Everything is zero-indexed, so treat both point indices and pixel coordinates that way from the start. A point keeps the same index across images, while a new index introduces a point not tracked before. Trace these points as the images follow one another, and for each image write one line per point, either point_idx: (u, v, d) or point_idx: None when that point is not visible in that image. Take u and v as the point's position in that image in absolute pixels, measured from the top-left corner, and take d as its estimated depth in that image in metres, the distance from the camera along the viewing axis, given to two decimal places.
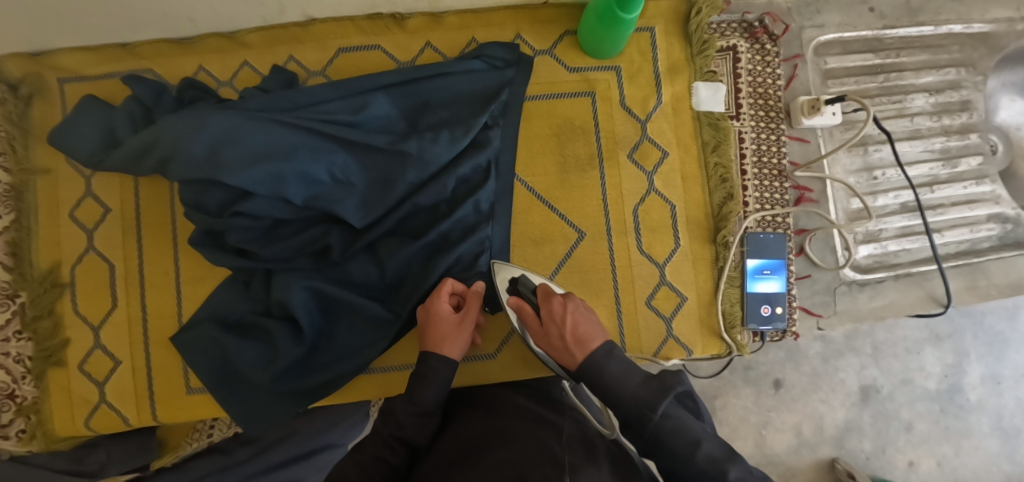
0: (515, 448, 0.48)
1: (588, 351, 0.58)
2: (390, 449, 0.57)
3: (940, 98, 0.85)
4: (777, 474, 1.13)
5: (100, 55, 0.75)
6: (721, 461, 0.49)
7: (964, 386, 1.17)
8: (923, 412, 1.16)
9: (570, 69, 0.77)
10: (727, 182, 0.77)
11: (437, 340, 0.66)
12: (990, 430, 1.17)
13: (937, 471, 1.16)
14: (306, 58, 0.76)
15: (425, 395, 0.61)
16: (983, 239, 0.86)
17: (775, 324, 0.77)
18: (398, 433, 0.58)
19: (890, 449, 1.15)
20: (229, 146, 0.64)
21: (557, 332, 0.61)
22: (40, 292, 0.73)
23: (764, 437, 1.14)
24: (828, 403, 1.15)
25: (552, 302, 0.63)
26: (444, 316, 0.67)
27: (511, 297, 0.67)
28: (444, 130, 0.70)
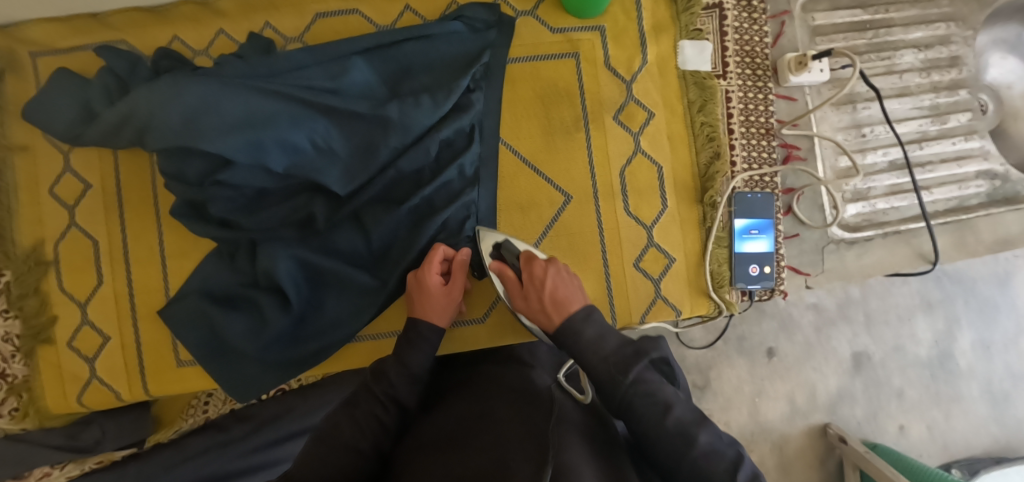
0: (496, 428, 0.46)
1: (566, 314, 0.60)
2: (382, 405, 0.57)
3: (929, 54, 0.84)
4: (770, 443, 1.14)
5: (71, 26, 0.73)
6: (690, 426, 0.48)
7: (954, 351, 1.19)
8: (914, 378, 1.18)
9: (553, 30, 0.76)
10: (714, 141, 0.77)
11: (423, 309, 0.67)
12: (980, 394, 1.19)
13: (927, 435, 1.18)
14: (283, 24, 0.74)
15: (413, 358, 0.62)
16: (972, 196, 0.85)
17: (763, 283, 0.77)
18: (391, 392, 0.58)
19: (881, 415, 1.17)
20: (206, 115, 0.63)
21: (536, 295, 0.62)
22: (25, 270, 0.73)
23: (757, 405, 1.15)
24: (819, 371, 1.16)
25: (534, 265, 0.64)
26: (431, 287, 0.67)
27: (494, 260, 0.68)
28: (425, 95, 0.69)
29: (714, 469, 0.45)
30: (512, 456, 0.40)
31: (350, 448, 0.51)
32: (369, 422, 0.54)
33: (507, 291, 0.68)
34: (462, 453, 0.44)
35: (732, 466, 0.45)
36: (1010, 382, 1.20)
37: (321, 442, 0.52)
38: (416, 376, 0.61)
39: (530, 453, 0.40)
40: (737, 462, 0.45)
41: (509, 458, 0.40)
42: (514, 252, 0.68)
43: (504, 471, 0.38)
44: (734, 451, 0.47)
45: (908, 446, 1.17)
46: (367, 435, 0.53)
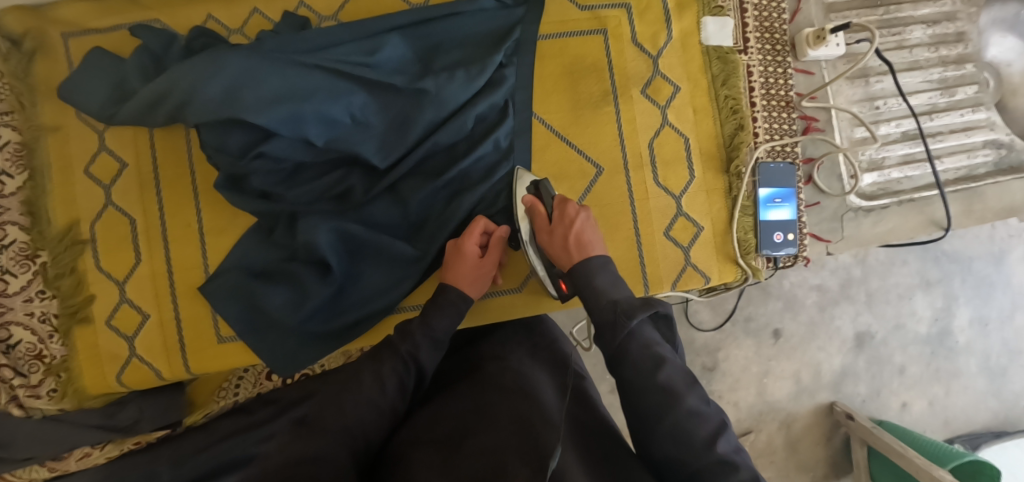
0: (499, 433, 0.47)
1: (587, 254, 0.62)
2: (403, 363, 0.57)
3: (937, 29, 0.88)
4: (777, 422, 1.18)
5: (104, 6, 0.73)
6: (680, 387, 0.48)
7: (953, 329, 1.23)
8: (915, 355, 1.22)
9: (581, 7, 0.78)
10: (737, 113, 0.79)
11: (454, 277, 0.69)
12: (978, 370, 1.24)
13: (929, 410, 1.22)
14: (316, 3, 0.75)
15: (439, 323, 0.63)
16: (979, 165, 0.89)
17: (788, 250, 0.79)
18: (415, 352, 0.59)
19: (884, 392, 1.21)
20: (248, 87, 0.63)
21: (563, 232, 0.65)
22: (61, 250, 0.73)
23: (764, 385, 1.18)
24: (825, 350, 1.20)
25: (568, 206, 0.67)
26: (467, 256, 0.69)
27: (529, 194, 0.69)
28: (459, 70, 0.70)
29: (696, 431, 0.46)
30: (512, 460, 0.42)
31: (375, 404, 0.52)
32: (390, 380, 0.55)
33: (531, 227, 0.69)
34: (461, 455, 0.44)
35: (713, 432, 0.46)
36: (1008, 357, 1.24)
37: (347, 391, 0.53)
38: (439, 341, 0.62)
39: (531, 456, 0.42)
40: (717, 429, 0.46)
41: (510, 462, 0.41)
42: (549, 193, 0.70)
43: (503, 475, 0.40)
44: (719, 418, 0.48)
45: (911, 421, 1.21)
46: (389, 394, 0.54)
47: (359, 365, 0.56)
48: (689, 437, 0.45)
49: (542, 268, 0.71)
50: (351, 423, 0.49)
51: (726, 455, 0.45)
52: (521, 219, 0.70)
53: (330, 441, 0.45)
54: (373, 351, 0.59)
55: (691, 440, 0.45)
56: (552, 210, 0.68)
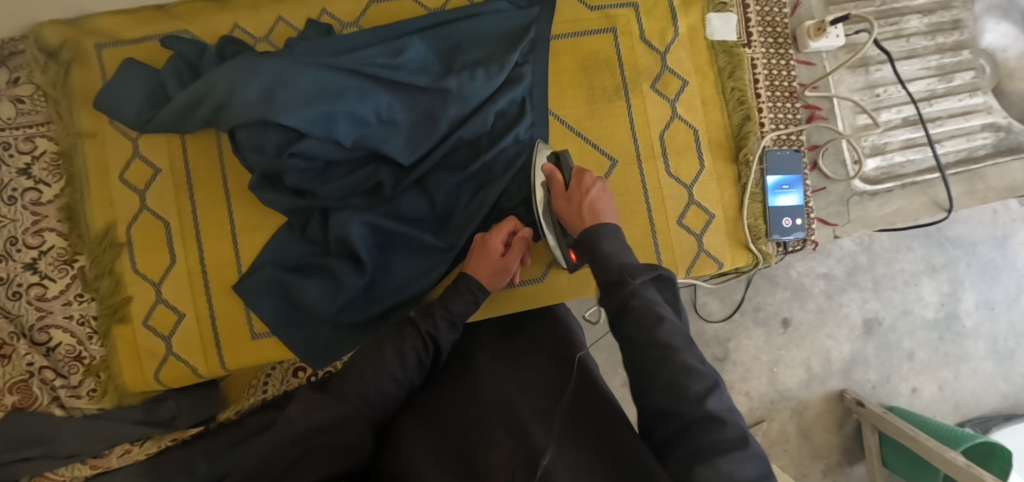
0: (489, 416, 0.51)
1: (599, 220, 0.62)
2: (422, 340, 0.61)
3: (933, 18, 0.91)
4: (788, 410, 1.20)
5: (136, 18, 0.77)
6: (678, 343, 0.49)
7: (959, 313, 1.25)
8: (923, 340, 1.24)
9: (591, 7, 0.82)
10: (744, 104, 0.83)
11: (475, 268, 0.71)
12: (985, 353, 1.26)
13: (938, 394, 1.25)
14: (339, 10, 0.78)
15: (456, 306, 0.66)
16: (979, 147, 0.92)
17: (796, 234, 0.83)
18: (433, 333, 0.62)
19: (894, 377, 1.24)
20: (282, 90, 0.66)
21: (578, 198, 0.65)
22: (99, 253, 0.76)
23: (776, 374, 1.21)
24: (834, 338, 1.22)
25: (586, 176, 0.68)
26: (490, 251, 0.71)
27: (548, 164, 0.71)
28: (479, 69, 0.74)
29: (689, 386, 0.46)
30: (495, 434, 0.47)
31: (393, 375, 0.57)
32: (409, 357, 0.59)
33: (547, 196, 0.71)
34: (452, 438, 0.50)
35: (709, 388, 0.46)
36: (1014, 340, 1.27)
37: (366, 361, 0.57)
38: (455, 320, 0.65)
39: (511, 433, 0.47)
40: (712, 387, 0.46)
41: (492, 437, 0.47)
42: (569, 164, 0.71)
43: (484, 451, 0.45)
44: (715, 379, 0.47)
45: (920, 406, 1.24)
46: (408, 370, 0.59)
47: (384, 339, 0.60)
48: (683, 391, 0.46)
49: (553, 237, 0.73)
50: (365, 394, 0.54)
51: (715, 411, 0.45)
52: (539, 186, 0.72)
53: (347, 407, 0.51)
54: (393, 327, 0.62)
55: (684, 395, 0.46)
56: (570, 180, 0.69)
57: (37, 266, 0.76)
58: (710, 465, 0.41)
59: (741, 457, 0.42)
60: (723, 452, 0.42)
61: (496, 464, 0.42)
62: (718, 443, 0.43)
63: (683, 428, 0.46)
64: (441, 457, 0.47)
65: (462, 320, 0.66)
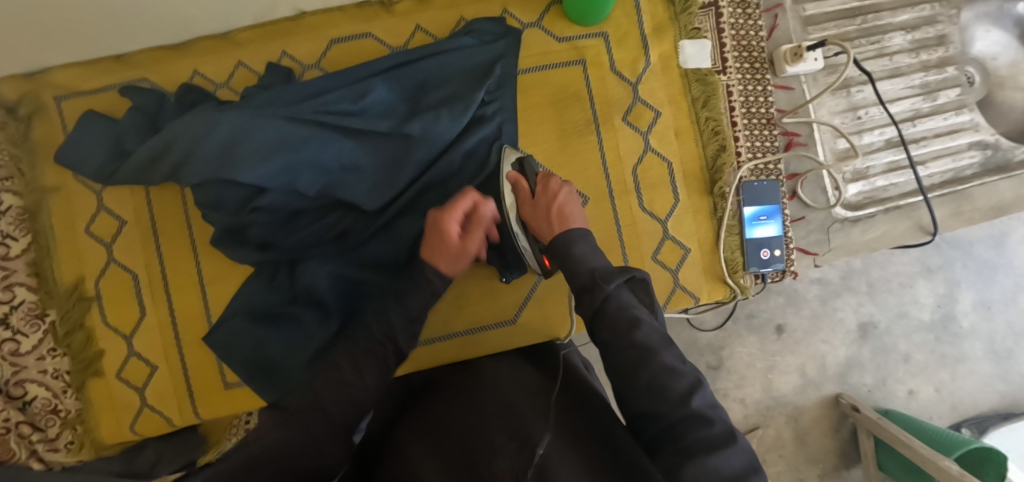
0: (484, 424, 0.48)
1: (568, 226, 0.64)
2: (381, 339, 0.60)
3: (916, 35, 0.88)
4: (784, 416, 1.19)
5: (94, 69, 0.75)
6: (655, 344, 0.50)
7: (956, 313, 1.23)
8: (920, 343, 1.23)
9: (559, 39, 0.79)
10: (719, 134, 0.81)
11: (432, 255, 0.67)
12: (983, 353, 1.24)
13: (935, 396, 1.23)
14: (298, 51, 0.76)
15: (414, 302, 0.65)
16: (965, 167, 0.90)
17: (774, 266, 0.81)
18: (389, 331, 0.61)
19: (890, 380, 1.22)
20: (243, 143, 0.65)
21: (545, 202, 0.67)
22: (69, 307, 0.75)
23: (770, 381, 1.19)
24: (829, 343, 1.21)
25: (551, 180, 0.69)
26: (447, 236, 0.66)
27: (514, 171, 0.71)
28: (444, 110, 0.73)
29: (670, 386, 0.47)
30: (498, 440, 0.44)
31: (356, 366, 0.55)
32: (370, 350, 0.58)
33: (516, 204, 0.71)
34: (447, 444, 0.46)
35: (690, 387, 0.47)
36: (1013, 339, 1.25)
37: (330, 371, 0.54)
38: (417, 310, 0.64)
39: (515, 438, 0.44)
40: (693, 386, 0.47)
41: (495, 442, 0.44)
42: (533, 170, 0.72)
43: (487, 458, 0.41)
44: (695, 377, 0.48)
45: (917, 409, 1.22)
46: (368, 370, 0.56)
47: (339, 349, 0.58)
48: (663, 391, 0.47)
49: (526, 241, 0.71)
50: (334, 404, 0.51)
51: (699, 410, 0.45)
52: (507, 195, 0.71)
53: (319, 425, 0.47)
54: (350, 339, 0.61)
55: (666, 396, 0.46)
56: (536, 186, 0.70)
57: (8, 321, 0.75)
58: (699, 464, 0.41)
59: (730, 453, 0.42)
60: (710, 450, 0.42)
61: (500, 470, 0.39)
62: (705, 440, 0.43)
63: (668, 429, 0.46)
64: (440, 462, 0.43)
65: (421, 312, 0.64)
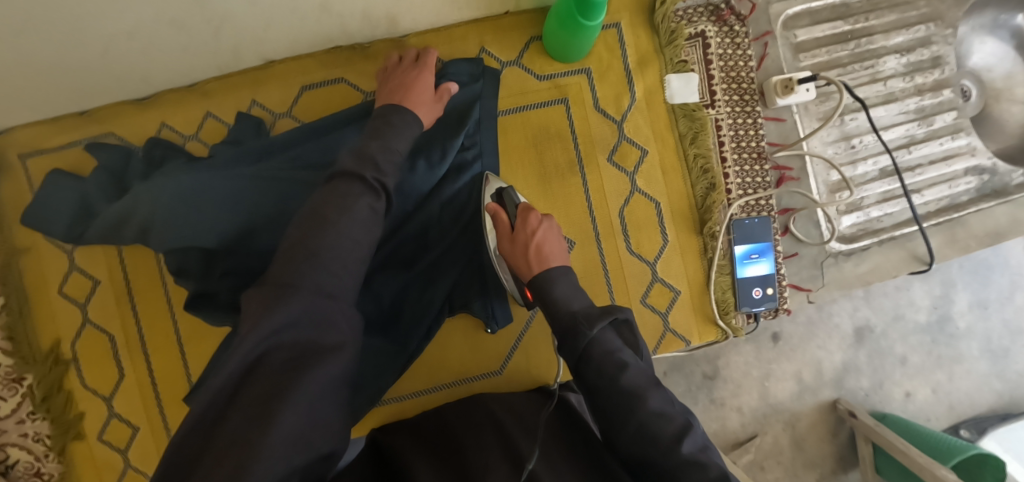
0: (477, 445, 0.53)
1: (546, 265, 0.63)
2: (372, 194, 0.57)
3: (911, 57, 0.85)
4: (781, 422, 1.10)
5: (57, 125, 0.72)
6: (643, 389, 0.52)
7: (954, 314, 1.16)
8: (915, 344, 1.14)
9: (540, 78, 0.76)
10: (708, 172, 0.78)
11: (406, 98, 0.66)
12: (981, 353, 1.16)
13: (932, 397, 1.15)
14: (268, 100, 0.74)
15: (400, 144, 0.62)
16: (961, 193, 0.87)
17: (766, 305, 0.79)
18: (380, 179, 0.58)
19: (887, 383, 1.14)
20: (207, 201, 0.63)
21: (524, 240, 0.64)
22: (45, 371, 0.73)
23: (767, 388, 1.10)
24: (825, 348, 1.12)
25: (530, 215, 0.66)
26: (422, 85, 0.67)
27: (492, 203, 0.68)
28: (421, 158, 0.69)
29: (661, 431, 0.50)
30: (492, 459, 0.49)
31: (350, 240, 0.54)
32: (359, 211, 0.55)
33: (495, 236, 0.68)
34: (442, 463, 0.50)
35: (679, 431, 0.50)
36: (1011, 337, 1.17)
37: (323, 241, 0.52)
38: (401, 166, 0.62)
39: (507, 459, 0.48)
40: (682, 430, 0.50)
41: (490, 460, 0.49)
42: (514, 200, 0.69)
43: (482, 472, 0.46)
44: (684, 420, 0.51)
45: (914, 410, 1.14)
46: (361, 247, 0.55)
47: (324, 201, 0.55)
48: (655, 437, 0.49)
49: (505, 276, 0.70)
50: (335, 300, 0.50)
51: (692, 454, 0.48)
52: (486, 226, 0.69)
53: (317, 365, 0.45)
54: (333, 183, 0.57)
55: (656, 442, 0.49)
56: (515, 219, 0.67)
57: None
58: None
59: None
60: None
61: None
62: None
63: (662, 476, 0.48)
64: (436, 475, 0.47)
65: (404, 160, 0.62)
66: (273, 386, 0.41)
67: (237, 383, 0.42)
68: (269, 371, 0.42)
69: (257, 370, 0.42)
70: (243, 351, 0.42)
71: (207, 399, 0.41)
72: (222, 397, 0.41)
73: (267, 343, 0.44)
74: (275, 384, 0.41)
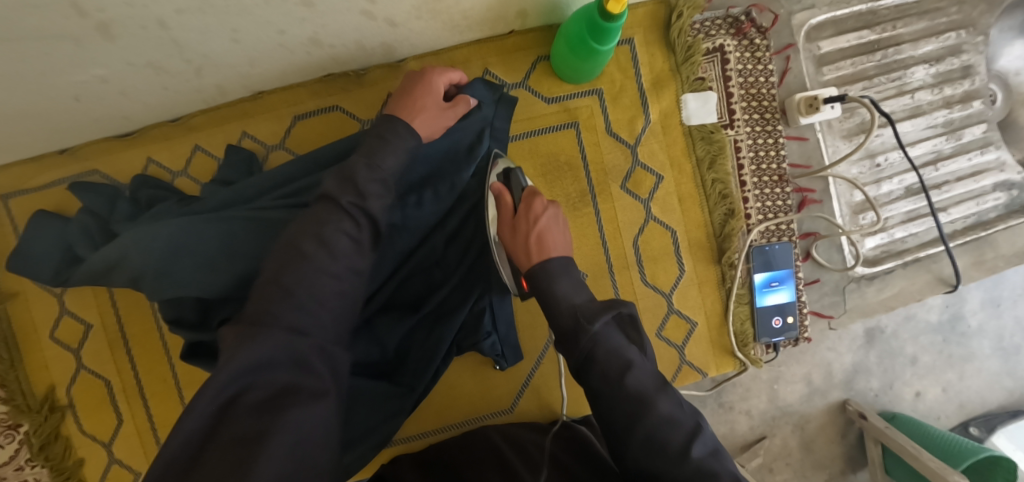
0: None
1: (545, 256, 0.54)
2: (353, 221, 0.50)
3: (940, 68, 0.80)
4: (791, 425, 0.95)
5: (38, 165, 0.68)
6: (651, 393, 0.45)
7: (964, 313, 0.99)
8: (926, 344, 0.98)
9: (547, 100, 0.72)
10: (727, 198, 0.74)
11: (410, 104, 0.59)
12: (991, 351, 1.00)
13: (941, 397, 0.99)
14: (260, 132, 0.70)
15: (386, 161, 0.54)
16: (989, 209, 0.84)
17: (787, 335, 0.76)
18: (361, 204, 0.51)
19: (897, 384, 0.98)
20: (193, 245, 0.59)
21: (524, 227, 0.57)
22: (41, 420, 0.71)
23: (776, 392, 0.95)
24: (835, 350, 0.96)
25: (535, 200, 0.59)
26: (433, 92, 0.61)
27: (498, 183, 0.62)
28: (428, 190, 0.65)
29: (669, 441, 0.43)
30: None
31: (331, 274, 0.47)
32: (339, 242, 0.49)
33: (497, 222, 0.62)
34: None
35: (689, 439, 0.44)
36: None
37: (300, 276, 0.45)
38: (388, 185, 0.54)
39: None
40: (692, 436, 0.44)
41: None
42: (520, 185, 0.63)
43: None
44: (694, 423, 0.45)
45: (924, 411, 0.99)
46: (343, 281, 0.49)
47: (299, 231, 0.48)
48: (663, 448, 0.43)
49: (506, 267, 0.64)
50: (319, 336, 0.44)
51: (702, 461, 0.43)
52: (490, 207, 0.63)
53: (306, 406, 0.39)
54: (312, 209, 0.51)
55: (664, 452, 0.43)
56: (519, 204, 0.61)
57: None
58: None
59: None
60: None
61: None
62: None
63: None
64: None
65: (392, 182, 0.54)
66: (252, 428, 0.36)
67: (211, 424, 0.36)
68: (247, 411, 0.37)
69: (235, 409, 0.37)
70: (217, 387, 0.37)
71: (177, 444, 0.35)
72: (195, 441, 0.36)
73: (246, 379, 0.38)
74: (255, 426, 0.36)
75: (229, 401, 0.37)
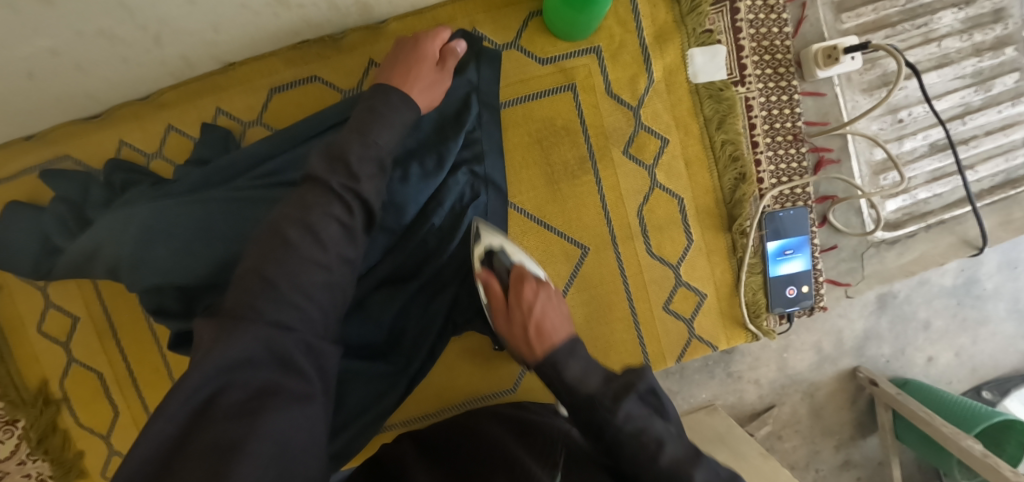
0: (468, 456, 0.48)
1: (552, 346, 0.54)
2: (343, 204, 0.45)
3: (970, 12, 0.73)
4: (800, 393, 0.93)
5: (7, 152, 0.65)
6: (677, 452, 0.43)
7: (980, 276, 0.94)
8: (939, 308, 0.94)
9: (541, 61, 0.66)
10: (738, 161, 0.69)
11: (409, 84, 0.55)
12: (1007, 314, 0.95)
13: (954, 361, 0.96)
14: (235, 107, 0.65)
15: (378, 147, 0.49)
16: (1018, 166, 0.78)
17: (801, 304, 0.72)
18: (353, 185, 0.46)
19: (908, 349, 0.94)
20: (169, 230, 0.56)
21: (522, 321, 0.57)
22: (36, 414, 0.70)
23: (785, 360, 0.92)
24: (846, 316, 0.92)
25: (525, 289, 0.59)
26: (427, 66, 0.57)
27: (482, 269, 0.60)
28: (414, 164, 0.60)
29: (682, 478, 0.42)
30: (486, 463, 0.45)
31: (318, 264, 0.43)
32: (328, 228, 0.44)
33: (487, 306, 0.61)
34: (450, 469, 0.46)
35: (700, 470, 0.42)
36: None
37: (285, 268, 0.41)
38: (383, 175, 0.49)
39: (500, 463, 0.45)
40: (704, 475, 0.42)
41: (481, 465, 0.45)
42: (505, 266, 0.61)
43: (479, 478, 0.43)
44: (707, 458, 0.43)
45: (935, 376, 0.95)
46: (335, 272, 0.44)
47: (285, 216, 0.44)
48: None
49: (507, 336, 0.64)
50: (304, 331, 0.40)
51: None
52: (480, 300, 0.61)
53: (293, 417, 0.36)
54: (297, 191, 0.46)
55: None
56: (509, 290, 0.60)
57: None
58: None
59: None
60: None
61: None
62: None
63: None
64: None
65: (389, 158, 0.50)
66: (227, 436, 0.32)
67: (182, 429, 0.33)
68: (224, 414, 0.34)
69: (210, 413, 0.34)
70: (191, 387, 0.34)
71: (143, 452, 0.31)
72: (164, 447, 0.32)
73: (223, 377, 0.35)
74: (229, 432, 0.33)
75: (204, 405, 0.34)
